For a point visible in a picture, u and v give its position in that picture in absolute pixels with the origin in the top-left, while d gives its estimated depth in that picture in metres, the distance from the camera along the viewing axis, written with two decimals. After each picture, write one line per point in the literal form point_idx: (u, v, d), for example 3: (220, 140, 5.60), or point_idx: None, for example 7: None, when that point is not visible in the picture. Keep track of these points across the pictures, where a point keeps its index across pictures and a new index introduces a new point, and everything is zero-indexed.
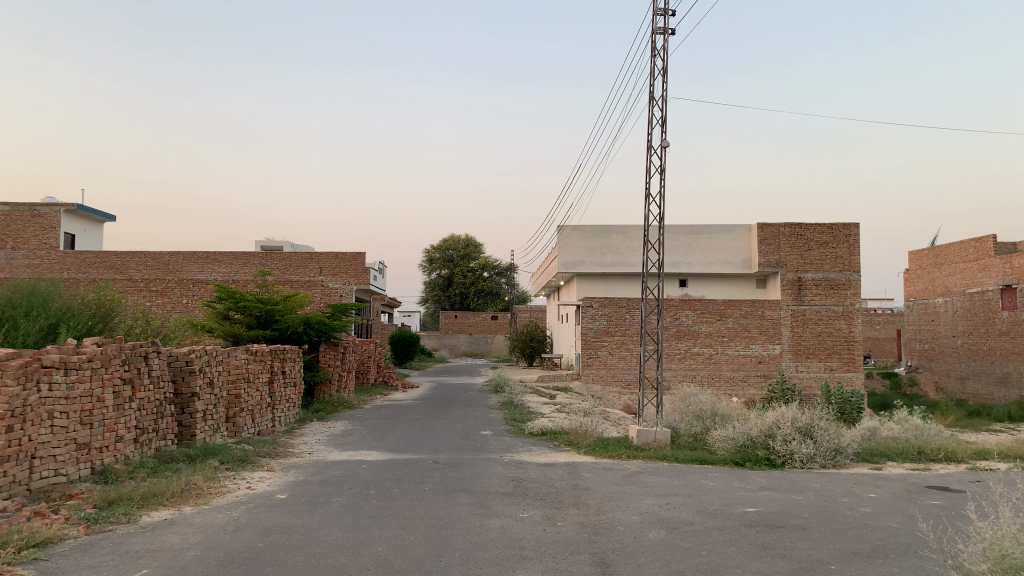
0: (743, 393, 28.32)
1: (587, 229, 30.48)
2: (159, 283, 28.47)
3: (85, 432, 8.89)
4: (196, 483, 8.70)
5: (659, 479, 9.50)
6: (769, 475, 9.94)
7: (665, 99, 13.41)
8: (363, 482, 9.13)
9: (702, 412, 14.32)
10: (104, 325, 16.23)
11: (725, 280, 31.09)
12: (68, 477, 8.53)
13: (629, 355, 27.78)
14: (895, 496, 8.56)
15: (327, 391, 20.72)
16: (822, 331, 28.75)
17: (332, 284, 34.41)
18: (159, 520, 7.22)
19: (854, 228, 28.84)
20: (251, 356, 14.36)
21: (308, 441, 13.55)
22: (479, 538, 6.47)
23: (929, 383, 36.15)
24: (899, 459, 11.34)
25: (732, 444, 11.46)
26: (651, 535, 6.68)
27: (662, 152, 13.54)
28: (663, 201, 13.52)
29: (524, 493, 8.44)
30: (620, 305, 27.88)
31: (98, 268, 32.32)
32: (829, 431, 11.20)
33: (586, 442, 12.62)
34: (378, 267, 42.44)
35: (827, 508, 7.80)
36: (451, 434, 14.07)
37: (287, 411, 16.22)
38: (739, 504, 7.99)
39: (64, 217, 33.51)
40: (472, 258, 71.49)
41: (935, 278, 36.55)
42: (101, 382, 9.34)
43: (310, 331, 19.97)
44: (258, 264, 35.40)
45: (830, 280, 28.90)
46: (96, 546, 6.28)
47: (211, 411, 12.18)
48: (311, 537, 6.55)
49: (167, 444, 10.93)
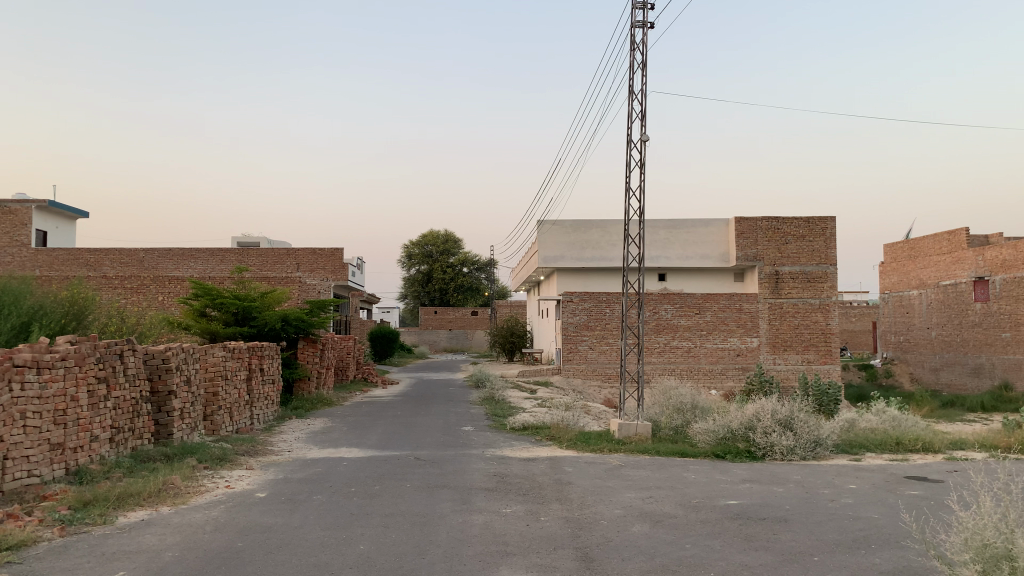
0: (722, 385, 28.49)
1: (567, 224, 30.50)
2: (134, 280, 28.14)
3: (59, 432, 8.73)
4: (173, 482, 8.58)
5: (641, 473, 9.50)
6: (750, 467, 9.98)
7: (644, 93, 13.38)
8: (344, 480, 9.05)
9: (683, 406, 14.37)
10: (77, 323, 15.97)
11: (703, 274, 31.24)
12: (42, 478, 8.37)
13: (608, 349, 27.84)
14: (876, 486, 8.62)
15: (306, 387, 20.57)
16: (799, 324, 28.99)
17: (310, 280, 34.19)
18: (136, 521, 7.10)
19: (830, 221, 29.10)
20: (228, 353, 14.20)
21: (288, 439, 13.42)
22: (462, 535, 6.42)
23: (904, 374, 36.61)
24: (878, 449, 11.44)
25: (713, 437, 11.50)
26: (634, 529, 6.67)
27: (642, 145, 13.52)
28: (642, 195, 13.51)
29: (506, 489, 8.40)
30: (600, 299, 27.92)
31: (71, 265, 31.84)
32: (808, 423, 11.27)
33: (567, 436, 12.61)
34: (356, 263, 42.23)
35: (808, 500, 7.84)
36: (433, 430, 14.01)
37: (265, 408, 16.06)
38: (721, 497, 8.00)
39: (36, 214, 33.03)
40: (451, 253, 71.31)
41: (910, 270, 36.97)
42: (75, 381, 9.17)
43: (289, 328, 19.80)
44: (235, 261, 35.10)
45: (807, 273, 29.12)
46: (71, 549, 6.15)
47: (189, 409, 12.03)
48: (293, 536, 6.47)
49: (143, 443, 10.77)
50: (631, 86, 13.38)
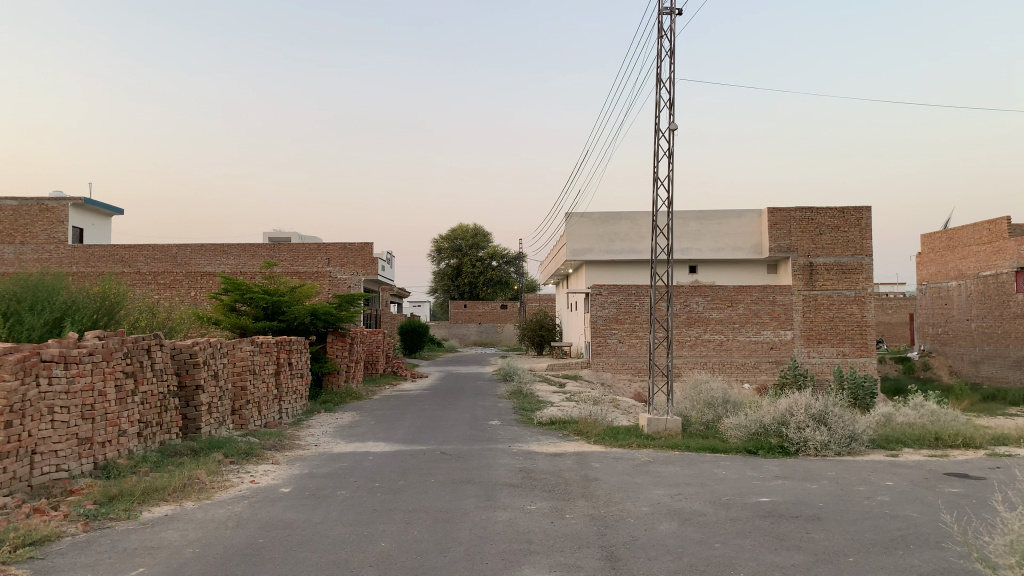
0: (755, 378, 28.07)
1: (596, 216, 30.26)
2: (167, 276, 28.44)
3: (86, 426, 8.77)
4: (198, 477, 8.58)
5: (670, 469, 9.30)
6: (783, 463, 9.73)
7: (672, 81, 13.13)
8: (368, 475, 8.99)
9: (713, 400, 14.11)
10: (109, 318, 16.10)
11: (736, 266, 30.81)
12: (70, 472, 8.42)
13: (638, 343, 27.57)
14: (913, 483, 8.35)
15: (335, 381, 20.61)
16: (834, 316, 28.45)
17: (340, 274, 34.33)
18: (160, 516, 7.07)
19: (865, 211, 28.39)
20: (256, 347, 14.22)
21: (315, 433, 13.41)
22: (485, 532, 6.30)
23: (942, 367, 35.83)
24: (916, 445, 11.09)
25: (744, 432, 11.25)
26: (662, 527, 6.49)
27: (670, 135, 13.27)
28: (671, 185, 13.25)
29: (531, 484, 8.27)
30: (630, 292, 27.66)
31: (106, 261, 32.27)
32: (843, 418, 10.97)
33: (595, 431, 12.41)
34: (386, 258, 42.38)
35: (843, 497, 7.60)
36: (460, 425, 13.94)
37: (293, 403, 16.08)
38: (752, 494, 7.79)
39: (72, 212, 33.57)
40: (481, 247, 71.24)
41: (948, 261, 36.08)
42: (102, 376, 9.20)
43: (317, 322, 19.84)
44: (266, 256, 35.34)
45: (842, 264, 28.55)
46: (94, 544, 6.13)
47: (216, 404, 12.07)
48: (314, 532, 6.40)
49: (171, 438, 10.82)
50: (659, 75, 13.13)
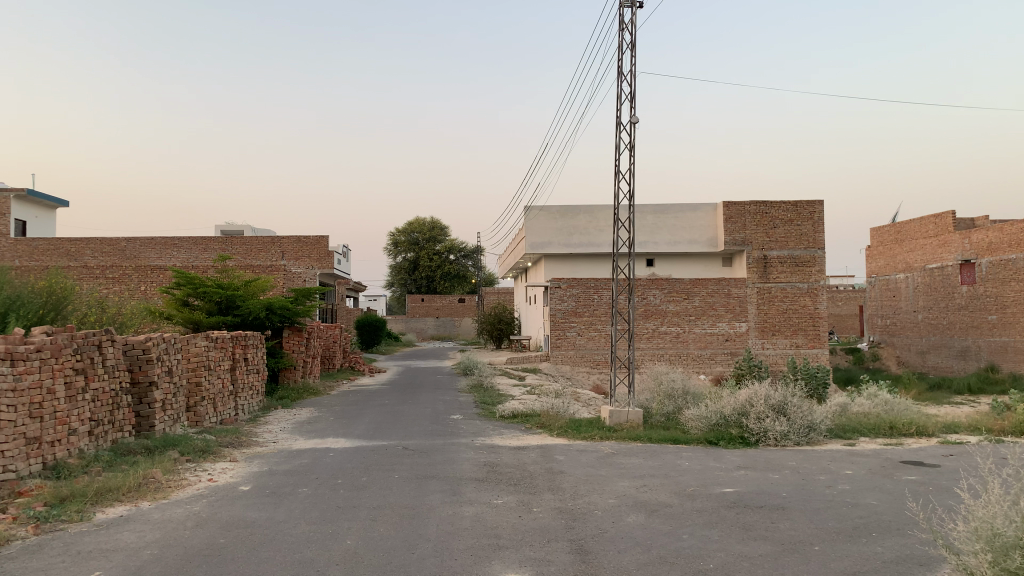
0: (711, 370, 28.42)
1: (555, 210, 30.27)
2: (116, 270, 27.68)
3: (34, 425, 8.45)
4: (154, 476, 8.34)
5: (634, 461, 9.33)
6: (744, 454, 9.83)
7: (633, 73, 13.15)
8: (330, 472, 8.83)
9: (674, 391, 14.21)
10: (56, 313, 15.58)
11: (692, 259, 31.14)
12: (18, 473, 8.11)
13: (597, 336, 27.70)
14: (872, 472, 8.49)
15: (292, 377, 20.28)
16: (788, 308, 28.95)
17: (296, 268, 33.82)
18: (115, 517, 6.84)
19: (818, 205, 29.00)
20: (211, 342, 13.90)
21: (273, 429, 13.16)
22: (452, 528, 6.23)
23: (890, 358, 36.74)
24: (872, 434, 11.31)
25: (705, 423, 11.35)
26: (629, 519, 6.49)
27: (632, 128, 13.30)
28: (632, 178, 13.28)
29: (497, 479, 8.21)
30: (589, 285, 27.75)
31: (51, 255, 31.29)
32: (802, 409, 11.13)
33: (558, 424, 12.42)
34: (342, 251, 41.89)
35: (805, 486, 7.71)
36: (421, 419, 13.82)
37: (250, 399, 15.76)
38: (717, 485, 7.84)
39: (14, 203, 32.52)
40: (438, 241, 70.84)
41: (896, 254, 36.95)
42: (51, 373, 8.88)
43: (273, 317, 19.50)
44: (219, 249, 34.63)
45: (795, 257, 29.06)
46: (45, 548, 5.89)
47: (171, 400, 11.77)
48: (276, 531, 6.25)
49: (124, 436, 10.52)
50: (620, 67, 13.14)
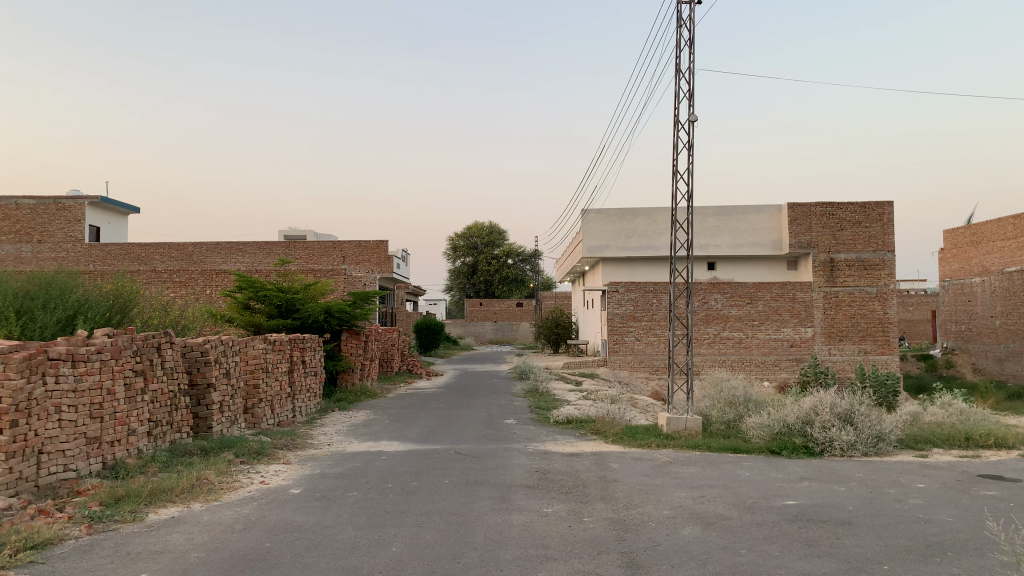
0: (775, 376, 27.66)
1: (612, 213, 29.89)
2: (183, 274, 28.40)
3: (95, 425, 8.62)
4: (207, 477, 8.39)
5: (691, 470, 9.01)
6: (808, 464, 9.41)
7: (692, 70, 12.81)
8: (381, 475, 8.78)
9: (735, 399, 13.78)
10: (122, 316, 15.97)
11: (755, 263, 30.38)
12: (78, 472, 8.26)
13: (656, 341, 27.25)
14: (947, 486, 8.00)
15: (350, 379, 20.40)
16: (856, 314, 27.98)
17: (355, 272, 34.19)
18: (166, 519, 6.88)
19: (888, 206, 27.94)
20: (269, 345, 14.07)
21: (329, 432, 13.23)
22: (500, 537, 6.06)
23: (965, 365, 35.19)
24: (946, 446, 10.71)
25: (767, 432, 10.94)
26: (684, 532, 6.22)
27: (690, 126, 12.95)
28: (690, 177, 12.92)
29: (548, 486, 8.01)
30: (648, 289, 27.31)
31: (122, 260, 32.30)
32: (870, 418, 10.61)
33: (613, 430, 12.14)
34: (401, 255, 42.22)
35: (874, 500, 7.30)
36: (474, 424, 13.69)
37: (307, 401, 15.91)
38: (778, 497, 7.48)
39: (88, 210, 33.70)
40: (496, 245, 70.99)
41: (972, 257, 35.40)
42: (111, 374, 9.04)
43: (332, 320, 19.64)
44: (281, 254, 35.23)
45: (863, 260, 28.07)
46: (97, 548, 5.94)
47: (228, 402, 11.90)
48: (323, 536, 6.18)
49: (182, 437, 10.67)
50: (678, 65, 12.80)
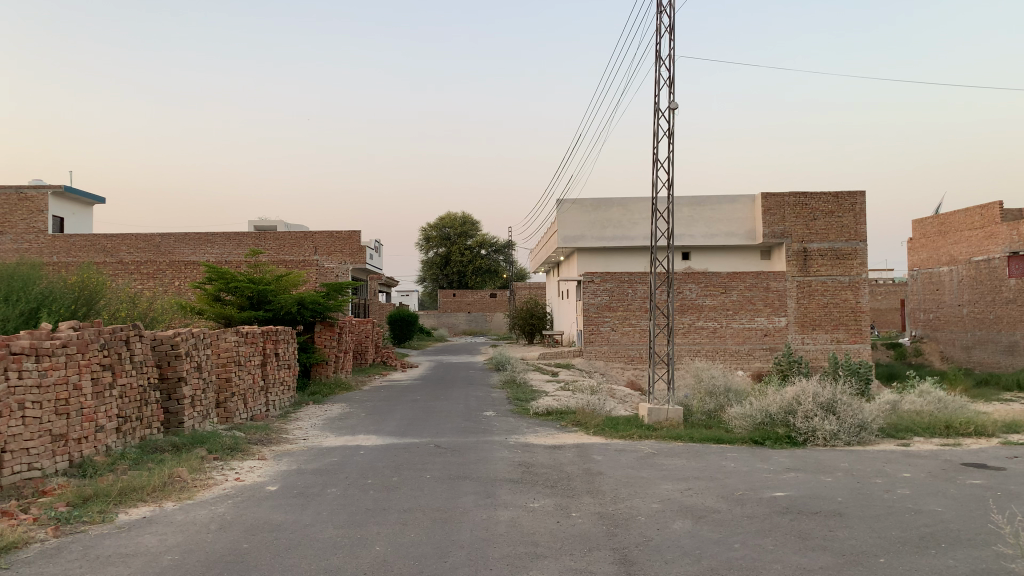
0: (749, 365, 27.79)
1: (587, 203, 29.78)
2: (151, 266, 27.81)
3: (61, 422, 8.28)
4: (180, 475, 8.10)
5: (676, 461, 8.89)
6: (792, 454, 9.37)
7: (672, 57, 12.66)
8: (360, 471, 8.55)
9: (715, 388, 13.73)
10: (88, 308, 15.51)
11: (729, 253, 30.43)
12: (43, 471, 7.93)
13: (631, 330, 27.21)
14: (932, 475, 7.96)
15: (323, 372, 20.07)
16: (828, 303, 28.20)
17: (328, 263, 33.74)
18: (137, 519, 6.59)
19: (860, 196, 28.17)
20: (241, 338, 13.74)
21: (304, 426, 12.95)
22: (487, 534, 5.87)
23: (934, 353, 35.68)
24: (926, 434, 10.73)
25: (749, 422, 10.89)
26: (675, 526, 6.09)
27: (670, 114, 12.82)
28: (671, 166, 12.79)
29: (533, 480, 7.84)
30: (623, 280, 27.27)
31: (88, 251, 31.55)
32: (852, 407, 10.60)
33: (594, 421, 12.01)
34: (373, 246, 41.80)
35: (862, 491, 7.23)
36: (453, 416, 13.49)
37: (281, 394, 15.61)
38: (766, 488, 7.38)
39: (52, 200, 32.88)
40: (470, 236, 70.62)
41: (940, 246, 35.84)
42: (77, 369, 8.70)
43: (305, 311, 19.29)
44: (251, 245, 34.64)
45: (836, 250, 28.29)
46: (64, 551, 5.65)
47: (200, 397, 11.57)
48: (302, 535, 5.95)
49: (152, 433, 10.34)
50: (658, 52, 12.66)
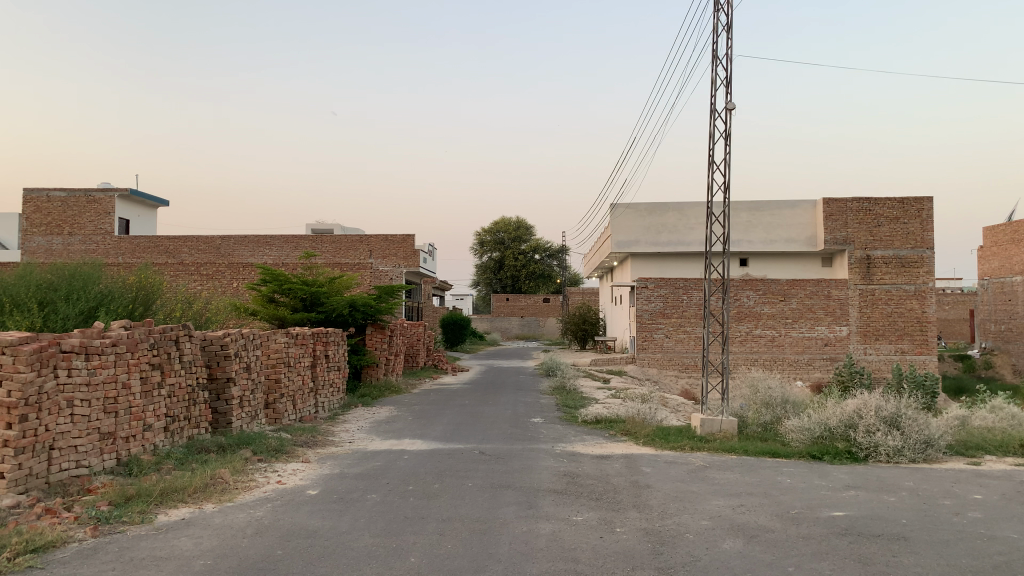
0: (809, 376, 26.90)
1: (642, 207, 29.31)
2: (210, 267, 28.37)
3: (109, 420, 8.34)
4: (222, 476, 8.08)
5: (728, 476, 8.52)
6: (852, 471, 8.89)
7: (729, 57, 12.27)
8: (402, 477, 8.41)
9: (772, 400, 13.25)
10: (145, 308, 15.79)
11: (789, 259, 29.65)
12: (91, 469, 7.99)
13: (686, 338, 26.65)
14: (1006, 498, 7.44)
15: (374, 374, 20.09)
16: (893, 312, 27.18)
17: (382, 266, 33.96)
18: (176, 521, 6.55)
19: (927, 202, 27.18)
20: (291, 339, 13.77)
21: (351, 428, 12.90)
22: (526, 548, 5.65)
23: (1005, 366, 34.10)
24: (999, 452, 10.10)
25: (808, 435, 10.42)
26: (724, 545, 5.77)
27: (727, 115, 12.42)
28: (728, 168, 12.37)
29: (577, 491, 7.59)
30: (678, 285, 26.73)
31: (151, 253, 32.39)
32: (918, 422, 10.04)
33: (644, 431, 11.67)
34: (427, 249, 42.00)
35: (928, 513, 6.77)
36: (501, 422, 13.28)
37: (330, 396, 15.64)
38: (823, 507, 6.98)
39: (119, 203, 33.88)
40: (523, 240, 70.52)
41: (1013, 255, 34.28)
42: (126, 368, 8.76)
43: (356, 314, 19.34)
44: (307, 247, 35.06)
45: (901, 257, 27.29)
46: (100, 552, 5.62)
47: (248, 398, 11.62)
48: (337, 543, 5.81)
49: (200, 433, 10.40)
50: (715, 51, 12.28)
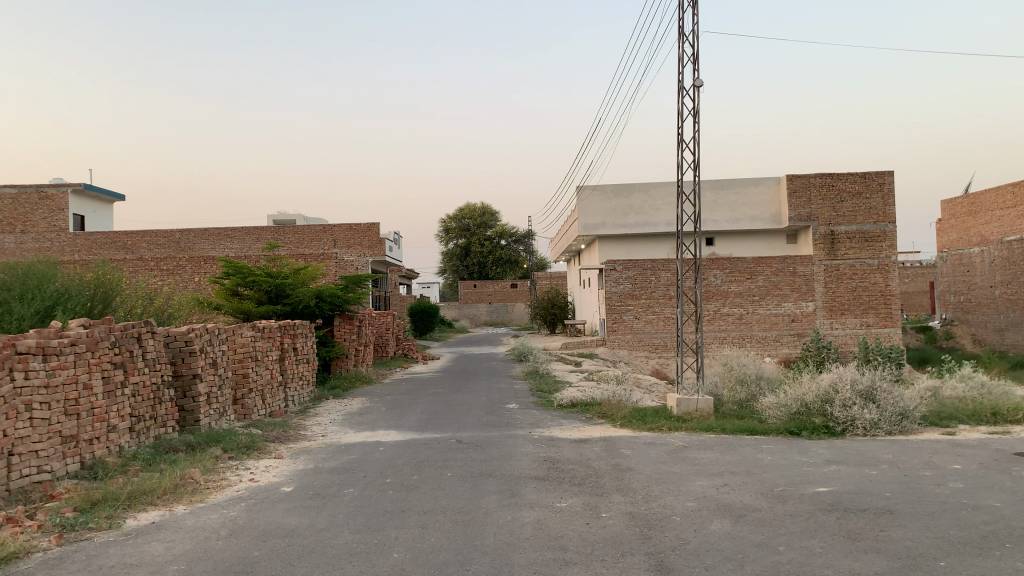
0: (777, 352, 27.20)
1: (608, 189, 29.23)
2: (170, 262, 27.71)
3: (70, 423, 8.01)
4: (192, 476, 7.81)
5: (710, 455, 8.46)
6: (831, 446, 8.90)
7: (695, 34, 12.15)
8: (378, 469, 8.21)
9: (746, 378, 13.26)
10: (104, 306, 15.31)
11: (754, 237, 29.86)
12: (53, 474, 7.67)
13: (655, 318, 26.72)
14: (984, 467, 7.47)
15: (344, 365, 19.76)
16: (857, 286, 27.50)
17: (347, 256, 33.48)
18: (146, 525, 6.30)
19: (888, 176, 27.47)
20: (258, 333, 13.44)
21: (323, 421, 12.63)
22: (512, 538, 5.50)
23: (965, 336, 34.81)
24: (971, 422, 10.21)
25: (784, 412, 10.43)
26: (713, 527, 5.68)
27: (695, 92, 12.31)
28: (697, 145, 12.28)
29: (559, 477, 7.45)
30: (646, 267, 26.73)
31: (108, 248, 31.56)
32: (893, 394, 10.10)
33: (621, 413, 11.59)
34: (393, 237, 41.57)
35: (911, 485, 6.77)
36: (475, 409, 13.11)
37: (300, 389, 15.33)
38: (807, 483, 6.94)
39: (72, 198, 32.90)
40: (489, 226, 70.22)
41: (970, 227, 34.87)
42: (87, 368, 8.43)
43: (323, 305, 18.99)
44: (270, 239, 34.41)
45: (864, 232, 27.59)
46: (65, 562, 5.35)
47: (216, 394, 11.31)
48: (317, 541, 5.61)
49: (167, 432, 10.08)
50: (681, 28, 12.15)
